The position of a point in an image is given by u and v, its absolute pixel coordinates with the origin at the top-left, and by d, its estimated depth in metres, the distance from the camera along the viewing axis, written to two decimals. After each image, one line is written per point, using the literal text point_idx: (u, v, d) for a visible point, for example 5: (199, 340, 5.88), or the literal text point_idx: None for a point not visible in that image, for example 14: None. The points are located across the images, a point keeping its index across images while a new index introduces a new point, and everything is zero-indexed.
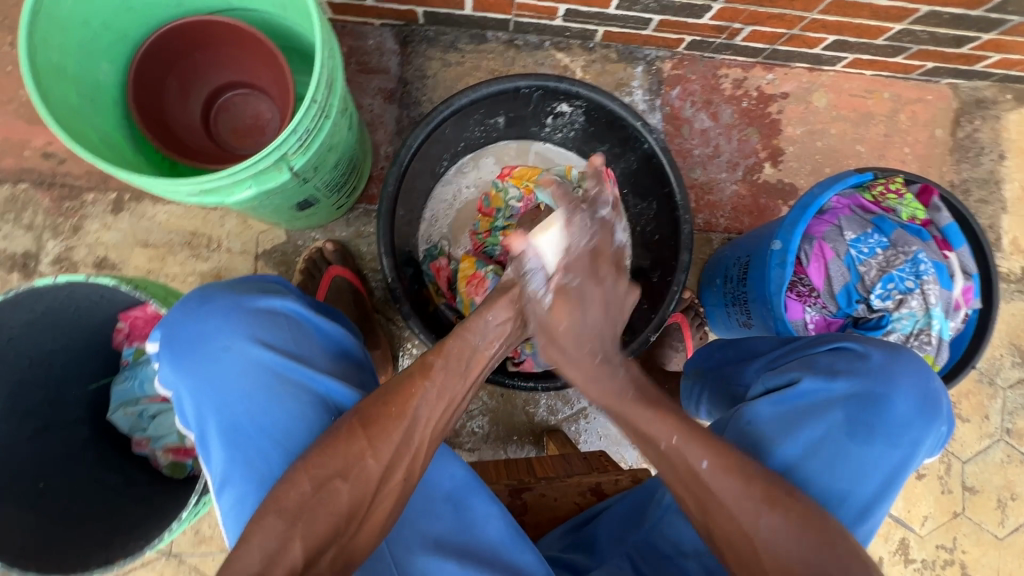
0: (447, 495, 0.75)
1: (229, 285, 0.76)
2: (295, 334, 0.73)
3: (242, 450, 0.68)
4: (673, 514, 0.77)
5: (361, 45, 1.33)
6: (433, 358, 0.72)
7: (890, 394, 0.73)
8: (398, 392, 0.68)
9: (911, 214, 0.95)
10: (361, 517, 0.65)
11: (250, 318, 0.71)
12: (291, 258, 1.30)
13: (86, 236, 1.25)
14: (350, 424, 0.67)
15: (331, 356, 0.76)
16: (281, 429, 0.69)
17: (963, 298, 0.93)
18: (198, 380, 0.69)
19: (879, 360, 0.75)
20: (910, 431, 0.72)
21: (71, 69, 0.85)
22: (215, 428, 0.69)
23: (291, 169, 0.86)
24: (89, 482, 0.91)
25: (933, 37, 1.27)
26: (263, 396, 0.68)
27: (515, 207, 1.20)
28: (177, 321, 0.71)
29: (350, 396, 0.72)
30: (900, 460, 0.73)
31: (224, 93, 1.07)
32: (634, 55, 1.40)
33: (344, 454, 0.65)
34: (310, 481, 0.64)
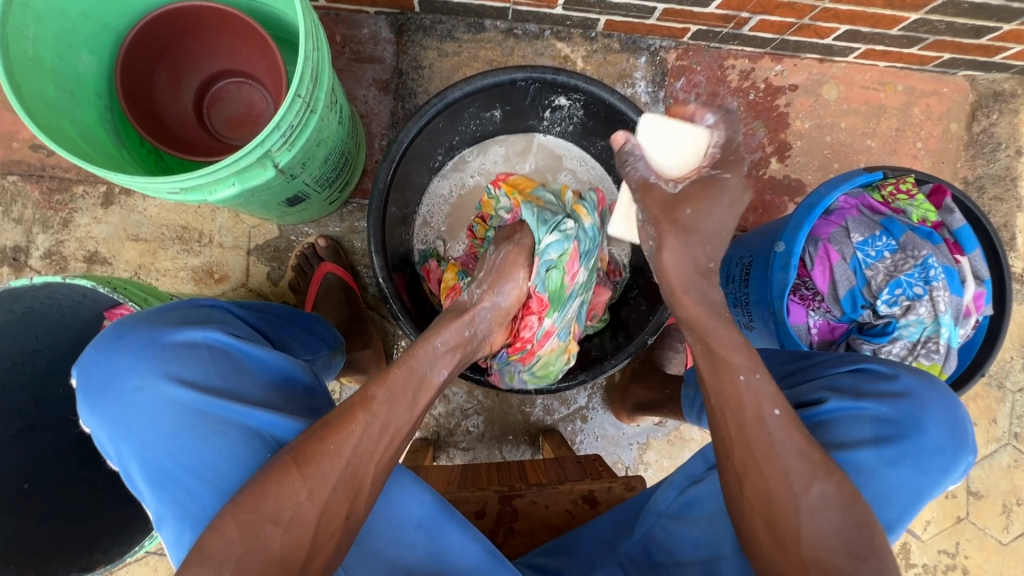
0: (418, 523, 0.72)
1: (150, 317, 0.72)
2: (221, 366, 0.70)
3: (168, 491, 0.65)
4: (666, 521, 0.75)
5: (355, 34, 1.29)
6: (373, 389, 0.68)
7: (921, 418, 0.68)
8: (336, 424, 0.65)
9: (921, 216, 0.90)
10: (298, 565, 0.62)
11: (167, 355, 0.68)
12: (284, 253, 1.28)
13: (76, 230, 1.24)
14: (284, 461, 0.63)
15: (265, 386, 0.72)
16: (208, 467, 0.66)
17: (974, 303, 0.89)
18: (113, 423, 0.66)
19: (910, 381, 0.71)
20: (940, 459, 0.67)
21: (50, 61, 0.82)
22: (137, 470, 0.66)
23: (275, 166, 0.83)
24: (73, 482, 0.90)
25: (951, 28, 1.21)
26: (186, 435, 0.66)
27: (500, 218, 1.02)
28: (91, 361, 0.68)
29: (286, 426, 0.69)
30: (929, 489, 0.67)
31: (216, 82, 1.04)
32: (637, 45, 1.35)
33: (275, 496, 0.62)
34: (237, 528, 0.61)
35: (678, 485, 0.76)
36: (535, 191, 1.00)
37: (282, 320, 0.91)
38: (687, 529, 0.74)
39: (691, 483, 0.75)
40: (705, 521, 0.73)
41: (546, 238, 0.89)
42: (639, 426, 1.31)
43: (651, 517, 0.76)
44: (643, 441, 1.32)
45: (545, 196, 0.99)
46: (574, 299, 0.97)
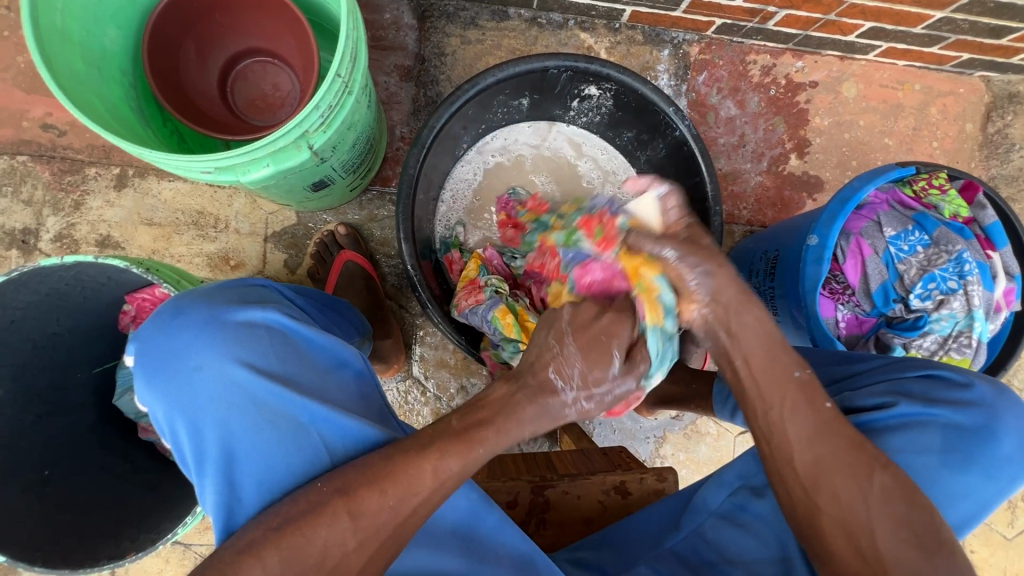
0: (453, 529, 0.71)
1: (207, 295, 0.71)
2: (279, 349, 0.68)
3: (223, 473, 0.64)
4: (716, 520, 0.75)
5: (376, 19, 1.27)
6: (451, 463, 0.64)
7: (995, 427, 0.66)
8: (400, 478, 0.62)
9: (953, 211, 0.91)
10: None
11: (228, 334, 0.67)
12: (302, 241, 1.26)
13: (88, 213, 1.20)
14: (333, 504, 0.61)
15: (322, 371, 0.71)
16: (259, 456, 0.64)
17: (1004, 299, 0.89)
18: (172, 400, 0.65)
19: (983, 391, 0.69)
20: (1008, 469, 0.66)
21: (77, 34, 0.79)
22: (190, 450, 0.65)
23: (311, 148, 0.82)
24: (93, 470, 0.88)
25: (974, 27, 1.22)
26: (240, 421, 0.64)
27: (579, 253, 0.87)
28: (150, 336, 0.67)
29: (338, 421, 0.66)
30: (993, 497, 0.66)
31: (242, 60, 1.01)
32: (661, 38, 1.35)
33: (323, 541, 0.60)
34: (278, 562, 0.59)
35: (729, 485, 0.76)
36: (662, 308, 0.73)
37: (318, 303, 0.89)
38: (739, 532, 0.73)
39: (744, 486, 0.75)
40: (757, 517, 0.73)
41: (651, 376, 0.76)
42: (656, 419, 1.31)
43: (700, 515, 0.76)
44: (660, 434, 1.32)
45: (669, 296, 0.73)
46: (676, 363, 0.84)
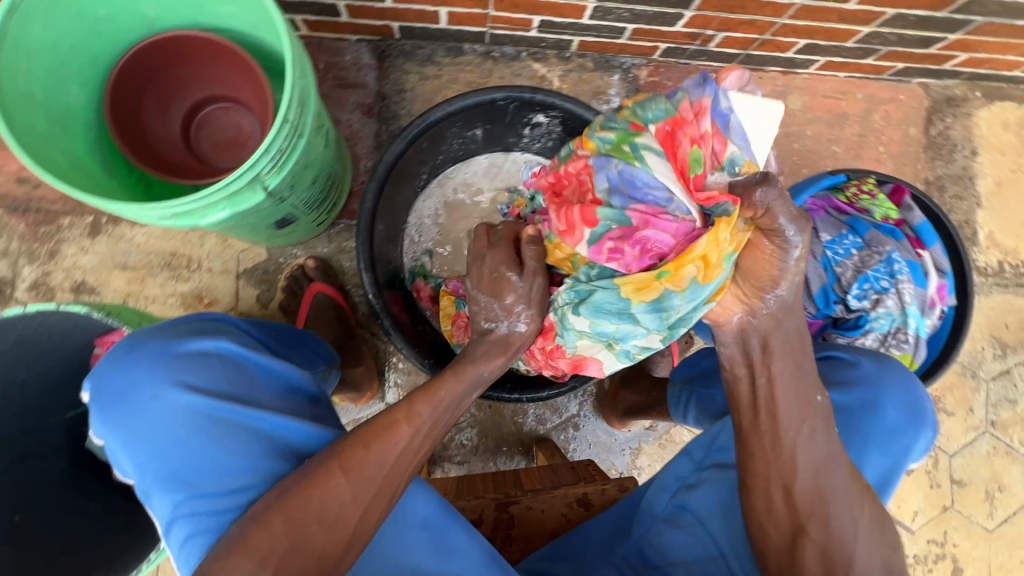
0: (423, 522, 0.72)
1: (161, 330, 0.74)
2: (232, 374, 0.71)
3: (184, 495, 0.65)
4: (660, 525, 0.78)
5: (337, 61, 1.33)
6: (420, 406, 0.70)
7: (881, 402, 0.73)
8: (381, 432, 0.67)
9: (884, 214, 0.96)
10: (337, 557, 0.63)
11: (181, 364, 0.69)
12: (273, 276, 1.29)
13: (63, 260, 1.24)
14: (329, 465, 0.64)
15: (276, 393, 0.74)
16: (219, 474, 0.66)
17: (938, 295, 0.95)
18: (129, 432, 0.67)
19: (868, 367, 0.76)
20: (902, 438, 0.72)
21: (39, 95, 0.84)
22: (151, 477, 0.66)
23: (265, 189, 0.86)
24: (65, 513, 0.90)
25: (902, 39, 1.29)
26: (199, 441, 0.66)
27: (645, 182, 0.70)
28: (104, 372, 0.69)
29: (302, 429, 0.70)
30: (896, 467, 0.72)
31: (205, 106, 1.06)
32: (610, 64, 1.41)
33: (321, 497, 0.63)
34: (284, 523, 0.61)
35: (670, 488, 0.80)
36: (660, 298, 0.70)
37: (280, 335, 0.92)
38: (679, 533, 0.76)
39: (682, 487, 0.79)
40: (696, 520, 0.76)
41: (579, 321, 0.77)
42: (630, 431, 1.33)
43: (647, 522, 0.79)
44: (636, 445, 1.34)
45: (679, 302, 0.69)
46: (631, 359, 0.83)
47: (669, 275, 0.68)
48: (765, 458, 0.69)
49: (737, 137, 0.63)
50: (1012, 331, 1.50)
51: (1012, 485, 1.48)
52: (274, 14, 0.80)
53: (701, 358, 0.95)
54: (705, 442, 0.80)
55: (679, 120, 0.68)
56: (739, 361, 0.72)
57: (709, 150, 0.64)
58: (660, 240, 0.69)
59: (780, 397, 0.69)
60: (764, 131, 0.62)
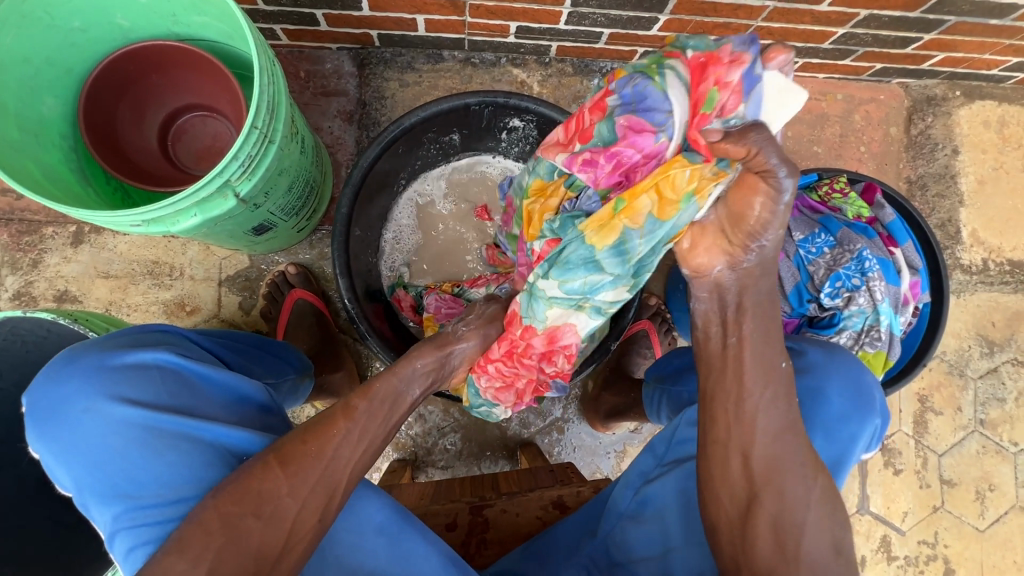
0: (379, 528, 0.70)
1: (100, 342, 0.71)
2: (172, 385, 0.69)
3: (124, 509, 0.62)
4: (624, 521, 0.78)
5: (318, 70, 1.35)
6: (356, 400, 0.70)
7: (825, 389, 0.73)
8: (320, 428, 0.66)
9: (856, 213, 0.96)
10: (274, 557, 0.60)
11: (115, 377, 0.67)
12: (255, 282, 1.30)
13: (46, 270, 1.25)
14: (266, 459, 0.62)
15: (221, 405, 0.71)
16: (160, 484, 0.63)
17: (912, 292, 0.95)
18: (64, 448, 0.64)
19: (814, 357, 0.76)
20: (849, 426, 0.71)
21: (13, 106, 0.85)
22: (87, 494, 0.63)
23: (237, 195, 0.86)
24: (40, 520, 0.91)
25: (877, 39, 1.30)
26: (136, 452, 0.63)
27: (651, 99, 0.66)
28: (39, 388, 0.67)
29: (248, 437, 0.68)
30: (843, 455, 0.71)
31: (181, 115, 1.08)
32: (590, 69, 1.42)
33: (257, 491, 0.60)
34: (219, 520, 0.58)
35: (634, 484, 0.80)
36: (620, 239, 0.71)
37: (243, 347, 0.92)
38: (641, 529, 0.77)
39: (645, 482, 0.79)
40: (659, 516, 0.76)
41: (549, 283, 0.78)
42: (615, 434, 1.33)
43: (612, 519, 0.80)
44: (621, 448, 1.34)
45: (637, 237, 0.70)
46: (603, 316, 0.82)
47: (628, 209, 0.69)
48: (727, 420, 0.68)
49: (756, 99, 0.62)
50: (998, 329, 1.50)
51: (1003, 484, 1.47)
52: (237, 14, 0.80)
53: (672, 358, 0.96)
54: (666, 437, 0.81)
55: (717, 56, 0.63)
56: (713, 318, 0.73)
57: (726, 99, 0.61)
58: (633, 160, 0.69)
59: (748, 356, 0.70)
60: (781, 108, 0.61)
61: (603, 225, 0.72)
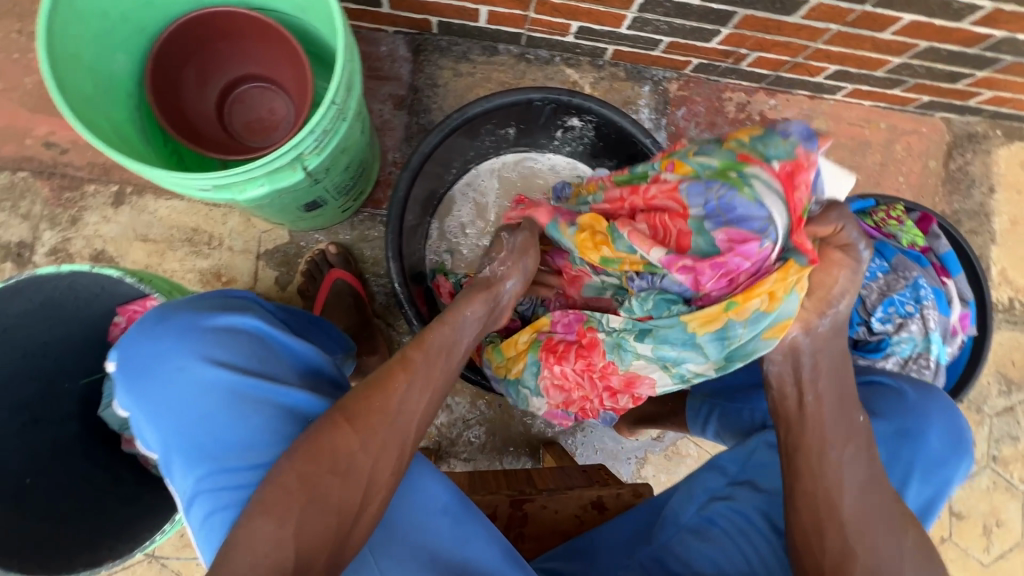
0: (444, 509, 0.73)
1: (185, 304, 0.73)
2: (257, 350, 0.70)
3: (209, 468, 0.65)
4: (683, 534, 0.78)
5: (373, 51, 1.34)
6: (412, 351, 0.70)
7: (925, 430, 0.74)
8: (379, 383, 0.67)
9: (911, 240, 0.98)
10: (354, 511, 0.63)
11: (206, 337, 0.69)
12: (293, 259, 1.29)
13: (84, 228, 1.23)
14: (334, 418, 0.64)
15: (299, 375, 0.73)
16: (244, 447, 0.65)
17: (960, 324, 0.97)
18: (156, 403, 0.67)
19: (912, 397, 0.77)
20: (946, 469, 0.73)
21: (88, 59, 0.85)
22: (174, 450, 0.66)
23: (305, 169, 0.86)
24: (75, 480, 0.91)
25: (931, 72, 1.31)
26: (224, 414, 0.65)
27: (741, 206, 0.65)
28: (133, 342, 0.70)
29: (324, 408, 0.70)
30: (935, 496, 0.73)
31: (242, 84, 1.07)
32: (642, 75, 1.42)
33: (330, 448, 0.62)
34: (297, 479, 0.61)
35: (697, 500, 0.81)
36: (723, 329, 0.69)
37: (302, 321, 0.92)
38: (704, 545, 0.76)
39: (710, 499, 0.80)
40: (712, 534, 0.77)
41: (641, 343, 0.76)
42: (638, 440, 1.33)
43: (670, 530, 0.79)
44: (642, 455, 1.33)
45: (743, 333, 0.68)
46: (683, 383, 0.80)
47: (734, 304, 0.67)
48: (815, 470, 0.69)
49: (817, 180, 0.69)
50: (1018, 368, 1.52)
51: (1010, 521, 1.49)
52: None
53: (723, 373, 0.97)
54: (741, 458, 0.82)
55: (800, 162, 0.66)
56: (786, 380, 0.72)
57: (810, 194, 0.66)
58: (743, 268, 0.66)
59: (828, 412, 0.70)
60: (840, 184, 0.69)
61: (709, 314, 0.68)
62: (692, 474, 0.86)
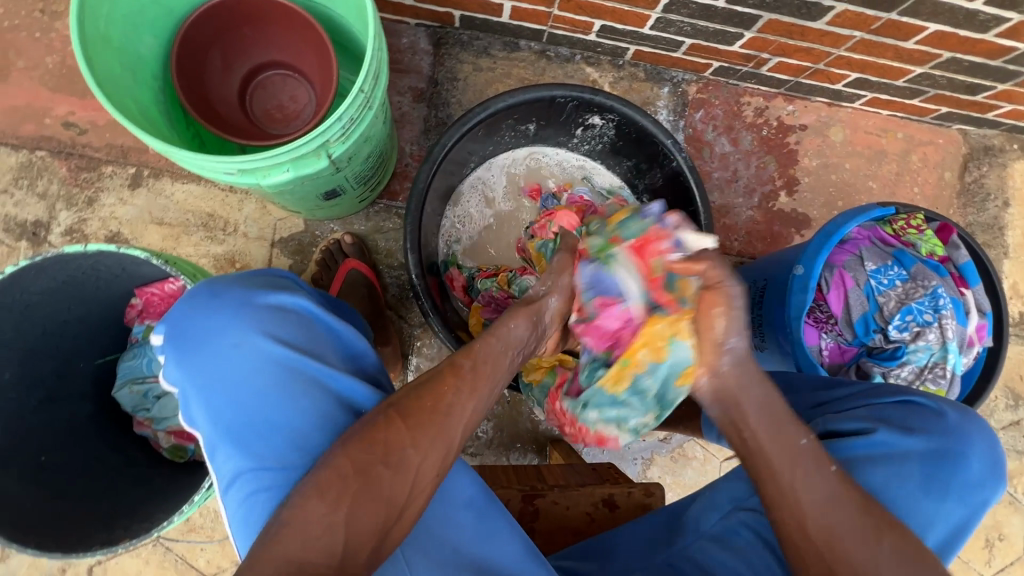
0: (467, 502, 0.74)
1: (237, 280, 0.73)
2: (309, 331, 0.71)
3: (259, 445, 0.65)
4: (704, 542, 0.78)
5: (394, 43, 1.34)
6: (460, 358, 0.72)
7: (966, 452, 0.72)
8: (431, 383, 0.68)
9: (930, 250, 0.98)
10: (402, 503, 0.63)
11: (261, 315, 0.69)
12: (308, 247, 1.29)
13: (101, 209, 1.23)
14: (387, 414, 0.65)
15: (344, 359, 0.74)
16: (292, 427, 0.66)
17: (976, 334, 0.97)
18: (208, 376, 0.67)
19: (953, 418, 0.74)
20: (982, 491, 0.71)
21: (117, 39, 0.85)
22: (223, 425, 0.66)
23: (329, 156, 0.86)
24: (87, 460, 0.91)
25: (951, 83, 1.31)
26: (278, 392, 0.66)
27: (607, 279, 0.81)
28: (185, 315, 0.69)
29: (370, 395, 0.71)
30: (970, 518, 0.72)
31: (265, 71, 1.07)
32: (661, 76, 1.42)
33: (384, 441, 0.63)
34: (352, 465, 0.62)
35: (721, 508, 0.80)
36: (633, 383, 0.82)
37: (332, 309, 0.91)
38: (722, 552, 0.76)
39: (735, 508, 0.79)
40: (729, 537, 0.77)
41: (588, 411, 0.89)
42: (645, 440, 1.32)
43: (690, 538, 0.80)
44: (648, 456, 1.33)
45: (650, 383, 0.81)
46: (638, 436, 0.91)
47: (632, 360, 0.81)
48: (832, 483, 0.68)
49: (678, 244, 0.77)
50: None
51: (1013, 535, 1.49)
52: None
53: None
54: None
55: (648, 238, 0.79)
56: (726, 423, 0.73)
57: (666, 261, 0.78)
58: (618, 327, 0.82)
59: (769, 441, 0.70)
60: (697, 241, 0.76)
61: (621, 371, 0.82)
62: (716, 482, 0.85)
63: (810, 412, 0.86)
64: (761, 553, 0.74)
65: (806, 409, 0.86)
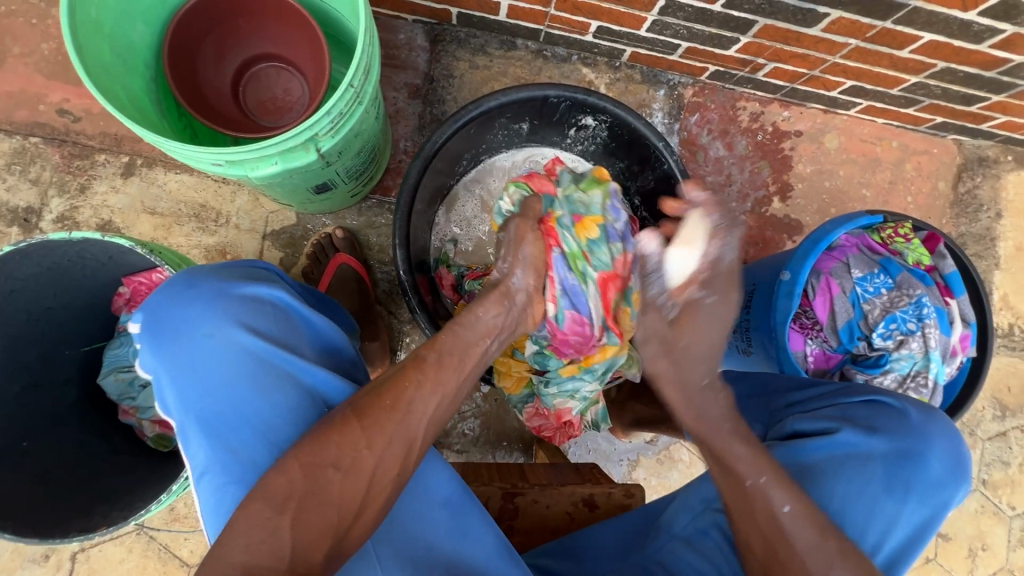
0: (444, 501, 0.74)
1: (214, 270, 0.73)
2: (283, 324, 0.71)
3: (231, 437, 0.66)
4: (676, 543, 0.79)
5: (391, 38, 1.34)
6: (424, 351, 0.75)
7: (925, 452, 0.72)
8: (391, 383, 0.70)
9: (917, 259, 0.98)
10: (355, 508, 0.64)
11: (235, 305, 0.69)
12: (299, 241, 1.29)
13: (93, 197, 1.23)
14: (344, 414, 0.66)
15: (319, 352, 0.74)
16: (263, 420, 0.67)
17: (960, 344, 0.97)
18: (182, 366, 0.67)
19: (915, 417, 0.75)
20: (943, 492, 0.72)
21: (109, 27, 0.85)
22: (196, 414, 0.66)
23: (318, 150, 0.86)
24: (69, 447, 0.92)
25: (945, 93, 1.31)
26: (249, 385, 0.66)
27: (582, 298, 0.94)
28: (159, 304, 0.69)
29: (343, 390, 0.71)
30: (931, 519, 0.72)
31: (259, 63, 1.07)
32: (657, 79, 1.42)
33: (336, 443, 0.64)
34: (300, 470, 0.62)
35: (694, 509, 0.81)
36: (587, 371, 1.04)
37: (315, 299, 0.92)
38: (693, 554, 0.77)
39: (707, 509, 0.80)
40: (702, 543, 0.77)
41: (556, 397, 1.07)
42: (631, 442, 1.33)
43: (663, 539, 0.80)
44: (634, 457, 1.33)
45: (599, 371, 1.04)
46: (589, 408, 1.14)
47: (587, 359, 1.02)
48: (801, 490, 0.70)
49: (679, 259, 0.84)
50: (1013, 394, 1.52)
51: (995, 545, 1.49)
52: None
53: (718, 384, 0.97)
54: None
55: (614, 271, 0.96)
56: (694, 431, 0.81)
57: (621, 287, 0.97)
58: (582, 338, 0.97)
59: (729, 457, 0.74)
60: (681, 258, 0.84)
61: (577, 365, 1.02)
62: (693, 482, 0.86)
63: (779, 412, 0.87)
64: (731, 555, 0.76)
65: (774, 411, 0.88)
